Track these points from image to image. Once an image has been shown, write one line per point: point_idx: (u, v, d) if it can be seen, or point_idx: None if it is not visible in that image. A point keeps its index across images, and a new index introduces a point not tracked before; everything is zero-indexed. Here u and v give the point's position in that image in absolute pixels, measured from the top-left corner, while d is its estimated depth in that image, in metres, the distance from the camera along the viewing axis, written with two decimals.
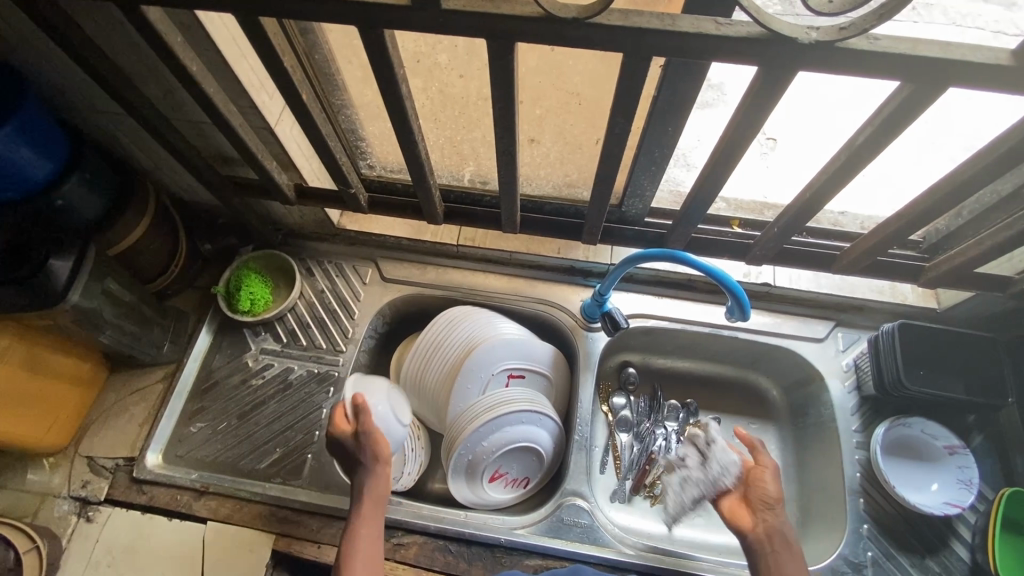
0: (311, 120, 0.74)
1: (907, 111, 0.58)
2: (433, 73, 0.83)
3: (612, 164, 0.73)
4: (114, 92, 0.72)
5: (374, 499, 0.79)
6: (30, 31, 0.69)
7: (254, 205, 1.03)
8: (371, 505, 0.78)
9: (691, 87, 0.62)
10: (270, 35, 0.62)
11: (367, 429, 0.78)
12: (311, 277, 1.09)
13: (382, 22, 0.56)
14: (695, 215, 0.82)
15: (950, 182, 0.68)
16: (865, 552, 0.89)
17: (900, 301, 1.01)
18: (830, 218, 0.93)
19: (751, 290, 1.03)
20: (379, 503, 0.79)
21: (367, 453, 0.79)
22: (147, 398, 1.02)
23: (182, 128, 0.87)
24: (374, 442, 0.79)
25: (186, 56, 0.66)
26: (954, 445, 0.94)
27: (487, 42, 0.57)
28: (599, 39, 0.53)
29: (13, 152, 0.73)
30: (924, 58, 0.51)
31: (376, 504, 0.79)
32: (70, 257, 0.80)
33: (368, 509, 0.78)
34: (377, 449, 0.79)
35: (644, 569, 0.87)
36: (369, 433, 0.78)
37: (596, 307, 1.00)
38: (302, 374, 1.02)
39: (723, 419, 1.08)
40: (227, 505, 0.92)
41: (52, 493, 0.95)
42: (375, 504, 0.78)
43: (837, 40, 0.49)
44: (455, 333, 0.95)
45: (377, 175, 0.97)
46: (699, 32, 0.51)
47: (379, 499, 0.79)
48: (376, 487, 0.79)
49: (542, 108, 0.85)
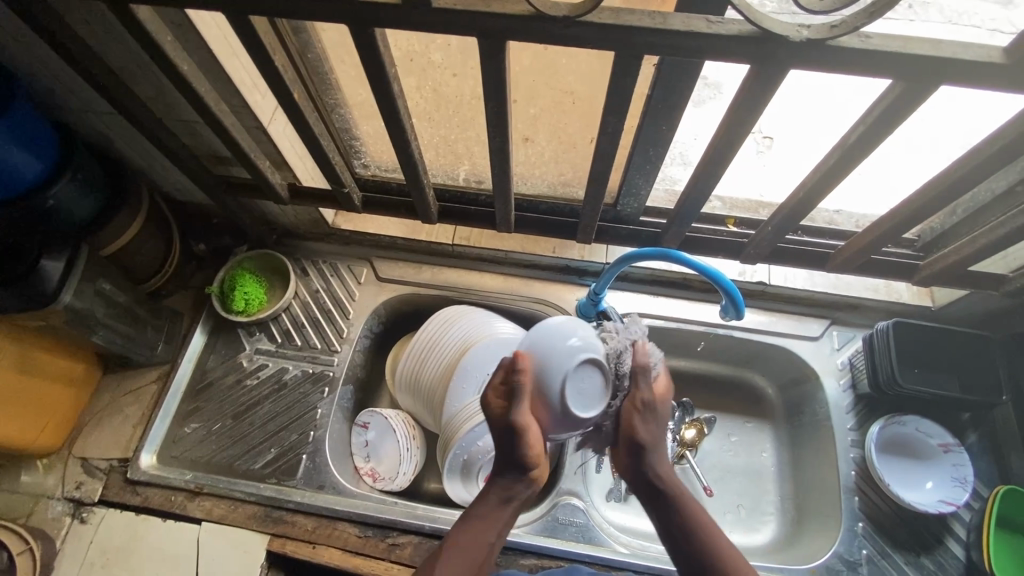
0: (303, 119, 0.74)
1: (901, 107, 0.57)
2: (426, 72, 0.81)
3: (605, 163, 0.73)
4: (105, 91, 0.72)
5: (497, 500, 0.69)
6: (18, 30, 0.69)
7: (249, 205, 1.03)
8: (490, 506, 0.68)
9: (684, 86, 0.61)
10: (261, 34, 0.62)
11: (518, 419, 0.64)
12: (306, 277, 1.09)
13: (374, 21, 0.56)
14: (690, 213, 0.82)
15: (945, 179, 0.68)
16: (860, 550, 0.89)
17: (895, 299, 1.01)
18: (825, 217, 0.93)
19: (746, 288, 1.03)
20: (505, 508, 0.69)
21: (520, 452, 0.66)
22: (142, 398, 1.02)
23: (174, 128, 0.87)
24: (532, 441, 0.66)
25: (176, 54, 0.65)
26: (949, 443, 0.94)
27: (478, 39, 0.57)
28: (591, 37, 0.53)
29: (5, 152, 0.73)
30: (916, 56, 0.51)
31: (504, 510, 0.69)
32: (61, 258, 0.79)
33: (487, 506, 0.69)
34: (528, 445, 0.66)
35: (641, 568, 0.87)
36: (523, 424, 0.64)
37: (592, 307, 0.96)
38: (297, 374, 1.02)
39: (719, 418, 1.08)
40: (222, 505, 0.92)
41: (46, 494, 0.95)
42: (503, 511, 0.69)
43: (828, 38, 0.49)
44: (449, 333, 0.94)
45: (372, 174, 0.97)
46: (691, 30, 0.51)
47: (509, 509, 0.69)
48: (508, 491, 0.69)
49: (536, 108, 0.83)
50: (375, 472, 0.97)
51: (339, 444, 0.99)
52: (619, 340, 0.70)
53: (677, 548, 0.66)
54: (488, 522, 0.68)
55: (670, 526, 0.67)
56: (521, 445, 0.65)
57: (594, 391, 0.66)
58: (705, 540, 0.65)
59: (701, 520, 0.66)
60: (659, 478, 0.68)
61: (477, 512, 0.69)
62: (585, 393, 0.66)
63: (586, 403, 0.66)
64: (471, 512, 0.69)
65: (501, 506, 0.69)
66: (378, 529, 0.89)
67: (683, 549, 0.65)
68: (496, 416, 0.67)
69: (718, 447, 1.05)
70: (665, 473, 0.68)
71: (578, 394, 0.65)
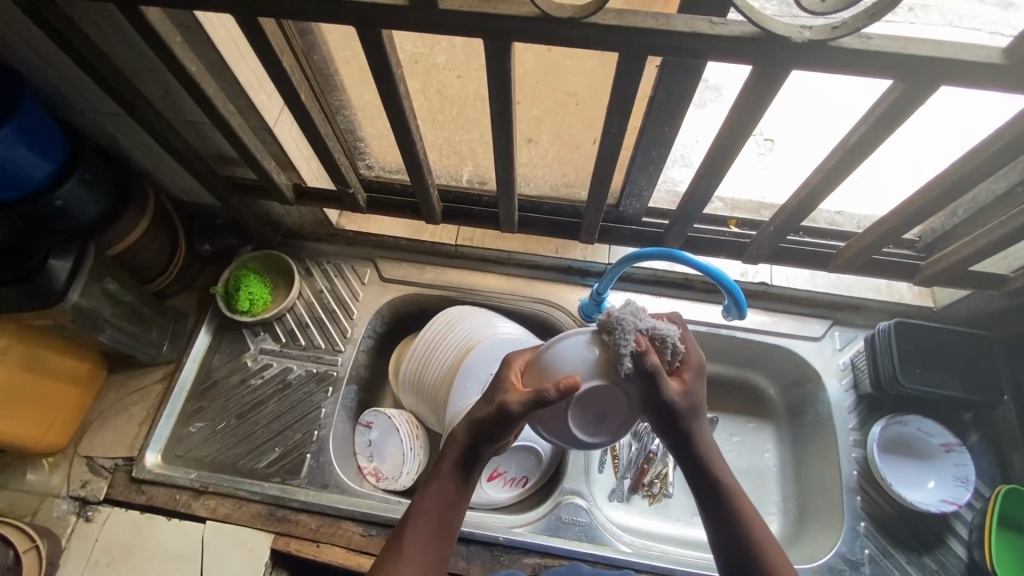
0: (309, 119, 0.74)
1: (902, 108, 0.58)
2: (430, 73, 0.81)
3: (608, 163, 0.74)
4: (114, 92, 0.73)
5: (456, 465, 0.68)
6: (28, 31, 0.70)
7: (253, 205, 1.03)
8: (449, 462, 0.68)
9: (686, 87, 0.62)
10: (269, 35, 0.62)
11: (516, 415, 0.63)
12: (310, 277, 1.10)
13: (380, 22, 0.57)
14: (692, 215, 0.82)
15: (944, 180, 0.68)
16: (862, 550, 0.90)
17: (896, 299, 1.02)
18: (826, 217, 0.94)
19: (748, 289, 1.03)
20: (463, 459, 0.68)
21: (499, 433, 0.66)
22: (146, 398, 1.02)
23: (181, 129, 0.87)
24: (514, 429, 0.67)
25: (184, 55, 0.66)
26: (951, 443, 0.94)
27: (483, 40, 0.57)
28: (595, 38, 0.54)
29: (14, 153, 0.74)
30: (917, 56, 0.51)
31: (463, 470, 0.68)
32: (69, 258, 0.80)
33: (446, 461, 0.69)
34: (506, 434, 0.66)
35: (643, 567, 0.87)
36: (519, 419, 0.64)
37: (595, 307, 0.99)
38: (301, 374, 1.03)
39: (721, 418, 1.08)
40: (227, 504, 0.92)
41: (51, 492, 0.95)
42: (461, 472, 0.68)
43: (829, 39, 0.50)
44: (452, 334, 0.94)
45: (376, 176, 0.98)
46: (694, 30, 0.51)
47: (467, 467, 0.68)
48: (460, 444, 0.68)
49: (539, 109, 0.83)
50: (378, 472, 0.97)
51: (342, 443, 0.99)
52: (617, 340, 0.63)
53: (726, 547, 0.65)
54: (450, 480, 0.68)
55: (720, 522, 0.66)
56: (498, 433, 0.66)
57: (603, 419, 0.68)
58: (757, 540, 0.64)
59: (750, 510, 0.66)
60: (710, 465, 0.67)
61: (438, 472, 0.68)
62: (586, 421, 0.68)
63: (594, 428, 0.69)
64: (433, 473, 0.69)
65: (460, 468, 0.68)
66: (381, 528, 0.90)
67: (732, 545, 0.65)
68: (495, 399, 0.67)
69: (720, 447, 1.05)
70: (720, 468, 0.67)
71: (586, 416, 0.68)
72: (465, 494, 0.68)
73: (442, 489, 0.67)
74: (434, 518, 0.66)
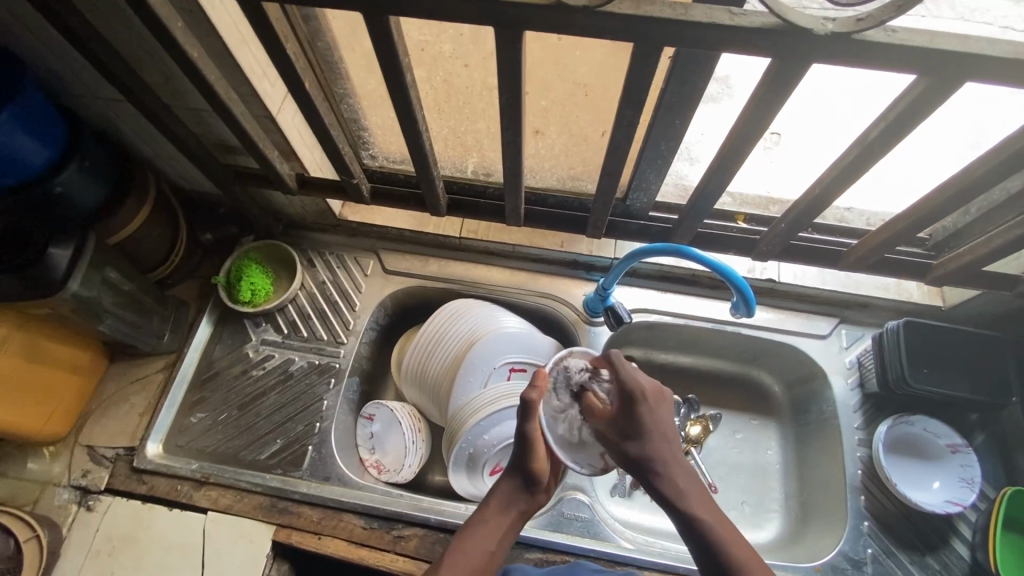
0: (313, 107, 0.73)
1: (924, 105, 0.57)
2: (437, 62, 0.79)
3: (618, 155, 0.72)
4: (115, 79, 0.71)
5: (497, 507, 0.71)
6: (26, 12, 0.68)
7: (256, 195, 1.02)
8: (509, 501, 0.71)
9: (700, 79, 0.60)
10: (274, 21, 0.61)
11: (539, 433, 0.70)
12: (312, 268, 1.09)
13: (389, 9, 0.55)
14: (702, 209, 0.81)
15: (962, 179, 0.67)
16: (865, 549, 0.89)
17: (905, 298, 1.01)
18: (836, 215, 0.93)
19: (756, 286, 1.02)
20: (510, 515, 0.70)
21: (524, 458, 0.70)
22: (148, 388, 1.02)
23: (182, 116, 0.86)
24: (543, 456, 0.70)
25: (186, 41, 0.64)
26: (957, 444, 0.93)
27: (493, 29, 0.56)
28: (609, 27, 0.52)
29: (13, 140, 0.72)
30: (942, 51, 0.50)
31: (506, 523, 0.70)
32: (69, 246, 0.79)
33: (491, 515, 0.70)
34: (536, 457, 0.69)
35: (645, 564, 0.87)
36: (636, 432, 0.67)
37: (600, 301, 1.00)
38: (303, 365, 1.02)
39: (725, 414, 1.08)
40: (228, 495, 0.92)
41: (52, 481, 0.95)
42: (508, 519, 0.70)
43: (854, 31, 0.48)
44: (456, 326, 0.93)
45: (380, 166, 0.96)
46: (713, 21, 0.50)
47: (512, 517, 0.70)
48: (513, 488, 0.72)
49: (547, 100, 0.81)
50: (380, 464, 0.97)
51: (344, 436, 0.99)
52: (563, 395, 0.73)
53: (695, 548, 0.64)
54: (492, 529, 0.69)
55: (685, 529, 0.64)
56: (529, 456, 0.70)
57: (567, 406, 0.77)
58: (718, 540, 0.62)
59: (720, 528, 0.63)
60: (678, 495, 0.65)
61: (483, 519, 0.70)
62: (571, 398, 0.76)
63: None
64: (479, 514, 0.71)
65: (502, 509, 0.70)
66: (383, 521, 0.90)
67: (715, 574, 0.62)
68: (529, 422, 0.69)
69: (723, 444, 1.05)
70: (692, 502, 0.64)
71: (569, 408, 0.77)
72: (501, 548, 0.69)
73: (482, 539, 0.68)
74: (472, 561, 0.66)
